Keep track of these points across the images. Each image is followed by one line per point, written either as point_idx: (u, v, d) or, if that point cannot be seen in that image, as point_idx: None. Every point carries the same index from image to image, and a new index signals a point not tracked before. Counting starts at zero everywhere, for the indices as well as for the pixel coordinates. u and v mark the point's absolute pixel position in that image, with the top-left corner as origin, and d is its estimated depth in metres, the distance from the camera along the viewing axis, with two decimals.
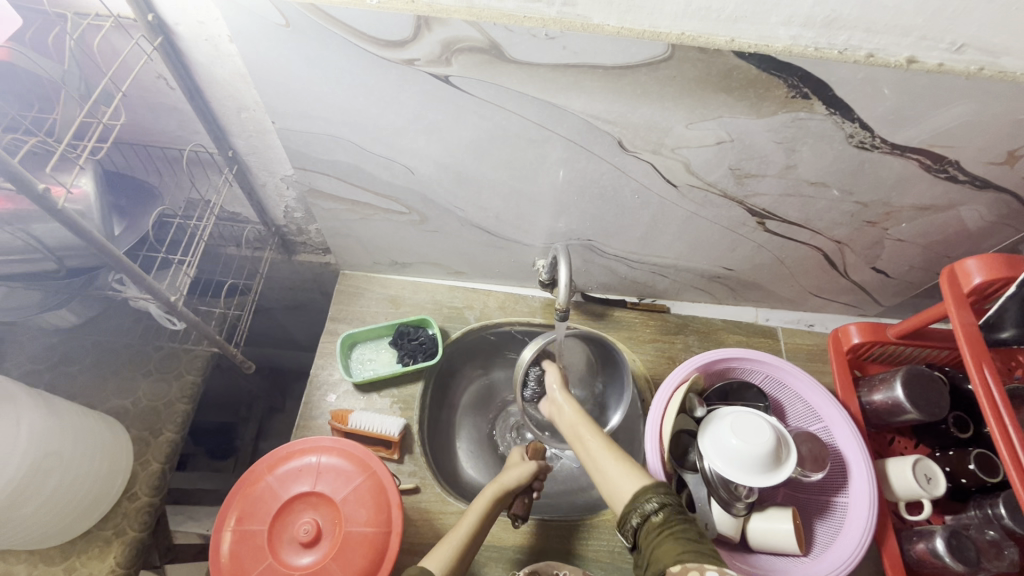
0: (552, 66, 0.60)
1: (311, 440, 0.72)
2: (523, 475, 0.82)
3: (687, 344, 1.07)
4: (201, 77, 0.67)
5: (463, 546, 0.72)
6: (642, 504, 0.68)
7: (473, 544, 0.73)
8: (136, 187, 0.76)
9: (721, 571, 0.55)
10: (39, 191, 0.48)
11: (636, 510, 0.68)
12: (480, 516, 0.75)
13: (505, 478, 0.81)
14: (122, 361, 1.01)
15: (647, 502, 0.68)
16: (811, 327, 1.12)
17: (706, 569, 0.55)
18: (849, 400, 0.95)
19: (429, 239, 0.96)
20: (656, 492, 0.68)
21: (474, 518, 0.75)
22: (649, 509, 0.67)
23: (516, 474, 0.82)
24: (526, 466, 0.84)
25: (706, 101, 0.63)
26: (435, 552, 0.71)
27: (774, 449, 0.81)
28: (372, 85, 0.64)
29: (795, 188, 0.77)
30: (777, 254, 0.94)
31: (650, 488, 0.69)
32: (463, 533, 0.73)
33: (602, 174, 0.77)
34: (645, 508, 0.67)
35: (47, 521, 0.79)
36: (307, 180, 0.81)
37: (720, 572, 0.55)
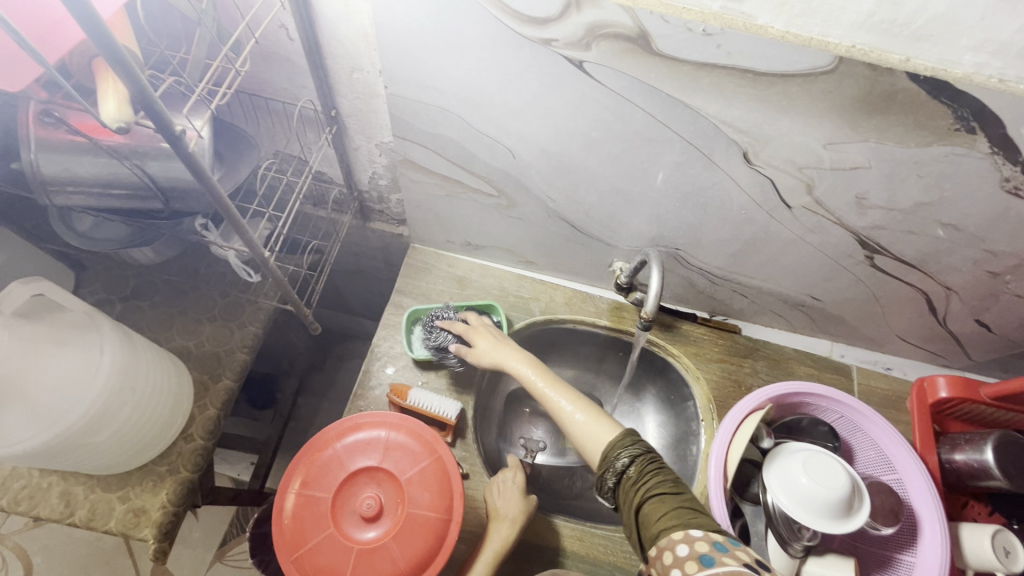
0: (699, 65, 0.56)
1: (379, 414, 0.71)
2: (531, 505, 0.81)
3: (755, 370, 1.03)
4: (323, 33, 0.65)
5: None
6: (614, 460, 0.65)
7: None
8: (237, 135, 0.76)
9: (689, 536, 0.54)
10: (176, 132, 0.47)
11: (611, 468, 0.65)
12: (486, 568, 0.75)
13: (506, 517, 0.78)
14: (189, 303, 1.02)
15: (619, 458, 0.65)
16: (888, 370, 1.06)
17: (677, 541, 0.54)
18: (927, 455, 0.89)
19: (510, 224, 0.93)
20: (626, 445, 0.66)
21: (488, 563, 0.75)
22: (621, 464, 0.65)
23: (518, 509, 0.79)
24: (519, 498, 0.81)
25: (857, 121, 0.58)
26: None
27: (847, 495, 0.77)
28: (499, 62, 0.61)
29: (921, 226, 0.71)
30: (875, 291, 0.88)
31: (627, 438, 0.66)
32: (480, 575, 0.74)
33: (713, 183, 0.72)
34: (619, 464, 0.65)
35: (113, 452, 0.81)
36: (403, 150, 0.79)
37: (688, 535, 0.54)
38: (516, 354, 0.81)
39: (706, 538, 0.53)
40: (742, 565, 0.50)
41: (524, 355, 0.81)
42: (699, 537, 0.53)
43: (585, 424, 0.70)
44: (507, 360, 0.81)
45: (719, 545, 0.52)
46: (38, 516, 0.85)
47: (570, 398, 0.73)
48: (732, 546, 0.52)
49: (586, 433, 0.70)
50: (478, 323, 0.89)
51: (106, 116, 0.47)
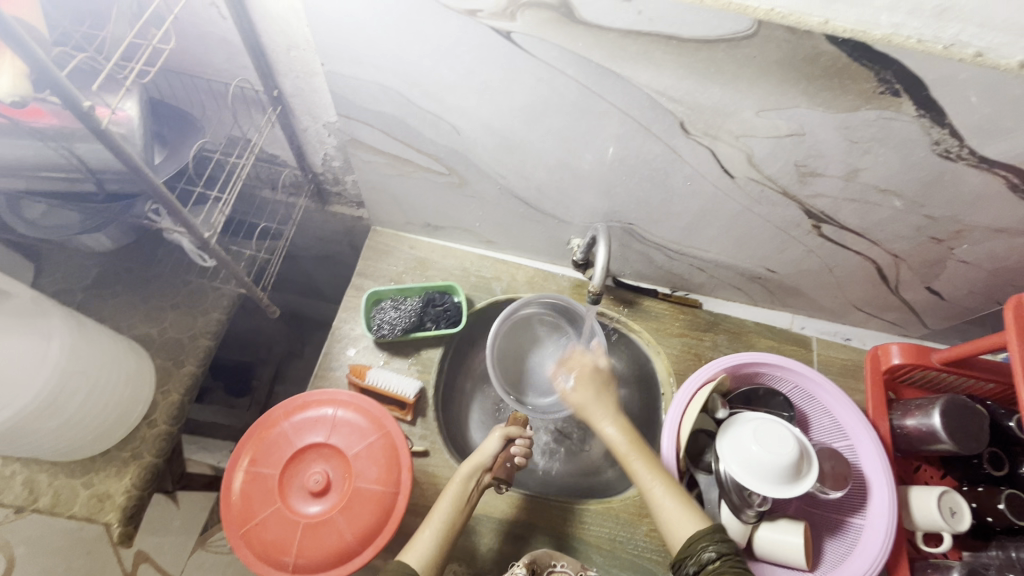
0: (623, 32, 0.56)
1: (328, 392, 0.72)
2: (495, 443, 0.80)
3: (715, 343, 1.04)
4: (254, 9, 0.64)
5: (441, 537, 0.72)
6: (699, 551, 0.68)
7: (452, 529, 0.74)
8: (180, 117, 0.76)
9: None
10: (84, 109, 0.47)
11: (693, 557, 0.69)
12: (453, 508, 0.75)
13: (475, 456, 0.80)
14: (150, 291, 1.02)
15: (705, 549, 0.68)
16: (848, 341, 1.07)
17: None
18: (879, 421, 0.91)
19: (465, 203, 0.93)
20: (712, 540, 0.69)
21: (450, 507, 0.75)
22: (706, 556, 0.68)
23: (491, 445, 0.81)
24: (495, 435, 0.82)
25: (784, 88, 0.58)
26: (413, 544, 0.72)
27: (796, 461, 0.78)
28: (428, 35, 0.61)
29: (861, 193, 0.72)
30: (827, 261, 0.89)
31: (708, 533, 0.70)
32: (442, 520, 0.74)
33: (656, 155, 0.73)
34: (704, 556, 0.68)
35: (69, 439, 0.82)
36: (349, 129, 0.79)
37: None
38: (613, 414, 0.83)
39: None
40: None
41: (621, 423, 0.82)
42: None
43: (668, 509, 0.73)
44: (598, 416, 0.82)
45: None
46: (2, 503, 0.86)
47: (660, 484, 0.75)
48: None
49: (668, 518, 0.73)
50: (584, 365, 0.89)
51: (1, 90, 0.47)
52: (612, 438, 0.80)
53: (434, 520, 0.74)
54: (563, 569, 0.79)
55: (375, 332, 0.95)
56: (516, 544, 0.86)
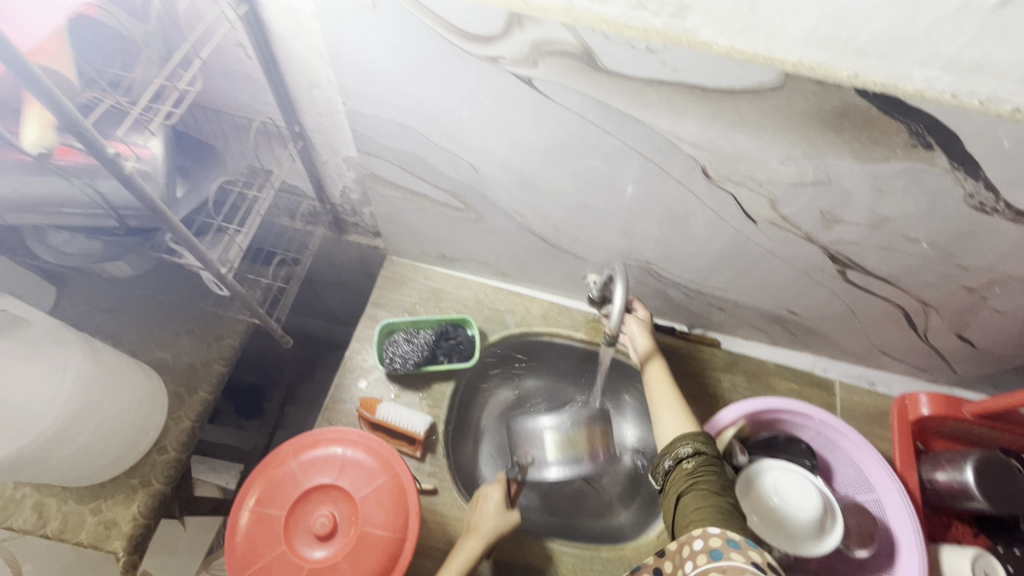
0: (646, 81, 0.55)
1: (338, 431, 0.71)
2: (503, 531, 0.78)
3: (734, 384, 1.01)
4: (280, 51, 0.65)
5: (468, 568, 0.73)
6: (678, 448, 0.73)
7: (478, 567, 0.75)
8: (203, 151, 0.77)
9: (706, 532, 0.60)
10: (109, 155, 0.48)
11: (672, 453, 0.74)
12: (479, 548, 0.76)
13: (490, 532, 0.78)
14: (166, 316, 1.02)
15: (683, 446, 0.73)
16: (872, 386, 1.04)
17: (695, 536, 0.61)
18: (908, 475, 0.86)
19: (481, 237, 0.93)
20: (692, 441, 0.73)
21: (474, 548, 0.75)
22: (683, 453, 0.72)
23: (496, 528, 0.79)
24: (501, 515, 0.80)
25: (810, 138, 0.57)
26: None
27: (818, 516, 0.75)
28: (450, 80, 0.61)
29: (889, 241, 0.70)
30: (851, 306, 0.86)
31: (690, 436, 0.74)
32: (468, 556, 0.75)
33: (676, 198, 0.72)
34: (681, 451, 0.72)
35: (79, 467, 0.81)
36: (369, 164, 0.79)
37: (707, 532, 0.60)
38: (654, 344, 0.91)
39: (722, 534, 0.59)
40: (750, 563, 0.55)
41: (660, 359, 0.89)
42: (715, 534, 0.59)
43: (669, 417, 0.80)
44: (642, 340, 0.91)
45: (732, 543, 0.58)
46: (11, 527, 0.86)
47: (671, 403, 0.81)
48: (747, 547, 0.57)
49: (662, 426, 0.79)
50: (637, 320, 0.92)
51: (28, 141, 0.52)
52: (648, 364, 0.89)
53: (461, 555, 0.75)
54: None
55: (387, 366, 0.94)
56: None
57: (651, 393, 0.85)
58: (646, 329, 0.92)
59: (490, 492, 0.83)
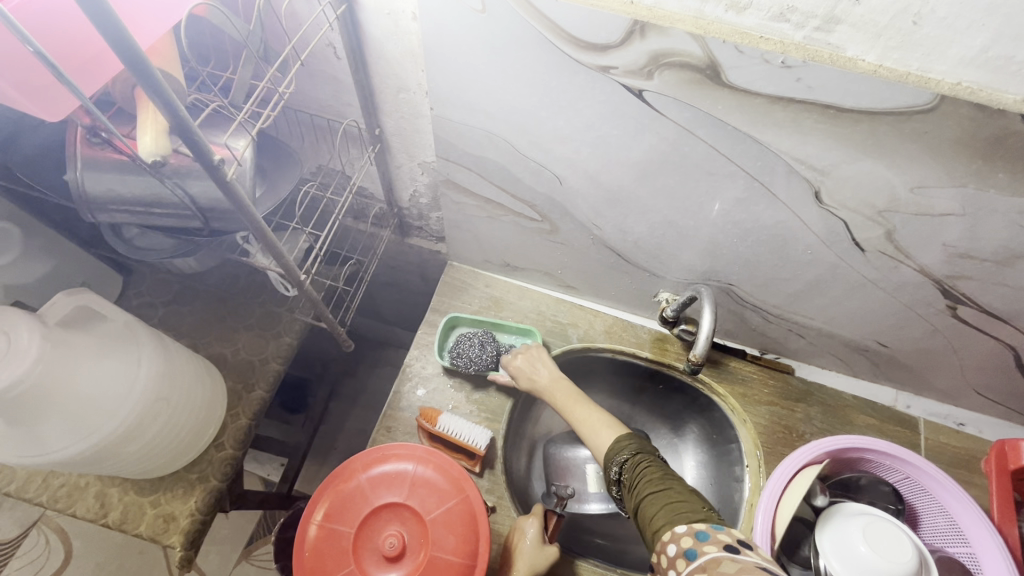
0: (773, 98, 0.51)
1: (407, 447, 0.69)
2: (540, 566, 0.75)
3: (808, 416, 0.95)
4: (371, 52, 0.63)
5: None
6: (610, 467, 0.71)
7: None
8: (282, 153, 0.76)
9: (675, 534, 0.55)
10: (214, 161, 0.47)
11: (610, 476, 0.71)
12: None
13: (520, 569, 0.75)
14: (228, 312, 1.02)
15: (614, 464, 0.70)
16: (960, 427, 0.96)
17: (667, 542, 0.56)
18: (1007, 529, 0.79)
19: (552, 248, 0.89)
20: (623, 449, 0.71)
21: None
22: (617, 472, 0.70)
23: (533, 561, 0.75)
24: (539, 550, 0.76)
25: (954, 166, 0.51)
26: None
27: (914, 572, 0.69)
28: (551, 88, 0.57)
29: (1018, 279, 0.63)
30: (953, 343, 0.80)
31: (617, 447, 0.71)
32: None
33: (778, 221, 0.67)
34: (614, 471, 0.70)
35: (145, 462, 0.81)
36: (446, 171, 0.77)
37: (676, 534, 0.55)
38: (547, 364, 0.88)
39: (691, 530, 0.55)
40: (722, 548, 0.51)
41: (558, 377, 0.86)
42: (684, 533, 0.55)
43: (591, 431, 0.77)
44: (545, 374, 0.86)
45: (701, 535, 0.53)
46: (73, 514, 0.87)
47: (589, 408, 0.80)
48: (715, 531, 0.53)
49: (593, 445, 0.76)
50: (525, 349, 0.91)
51: (144, 149, 0.49)
52: (554, 393, 0.84)
53: None
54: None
55: (450, 361, 0.93)
56: None
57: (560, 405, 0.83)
58: (535, 356, 0.89)
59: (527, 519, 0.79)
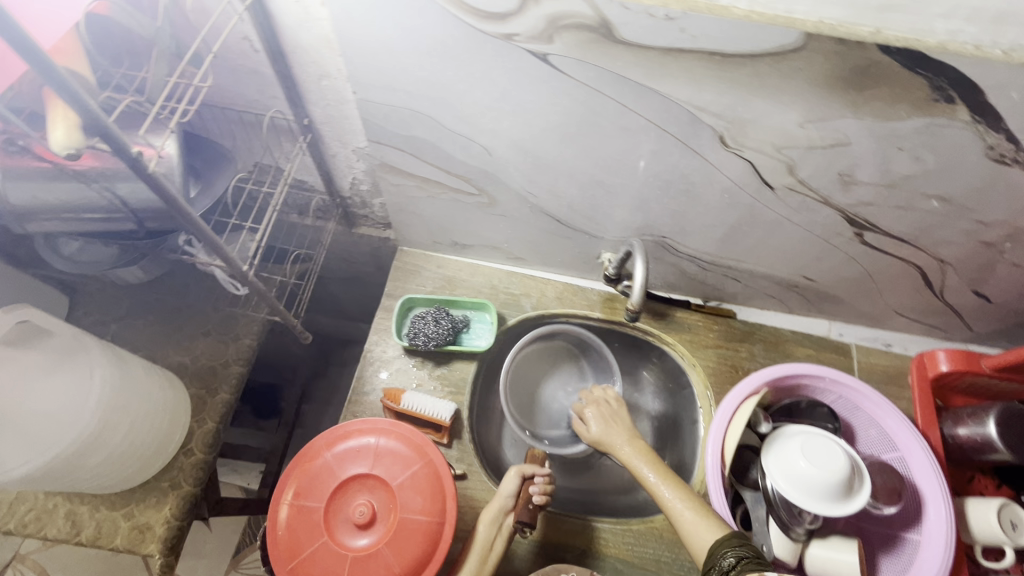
0: (664, 50, 0.55)
1: (370, 421, 0.71)
2: (509, 486, 0.79)
3: (751, 354, 1.02)
4: (286, 42, 0.64)
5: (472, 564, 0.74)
6: (719, 559, 0.66)
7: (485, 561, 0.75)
8: (213, 150, 0.76)
9: None
10: (133, 154, 0.48)
11: (715, 566, 0.66)
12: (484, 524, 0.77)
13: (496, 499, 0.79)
14: (183, 320, 1.02)
15: (724, 556, 0.66)
16: (889, 347, 1.05)
17: None
18: (930, 431, 0.88)
19: (494, 221, 0.92)
20: (731, 547, 0.67)
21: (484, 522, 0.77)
22: (726, 563, 0.66)
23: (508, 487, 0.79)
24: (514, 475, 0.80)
25: (831, 99, 0.57)
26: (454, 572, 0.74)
27: (847, 476, 0.76)
28: (464, 60, 0.60)
29: (909, 200, 0.70)
30: (869, 268, 0.87)
31: (726, 542, 0.68)
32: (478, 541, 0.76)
33: (693, 169, 0.71)
34: (723, 562, 0.66)
35: (112, 472, 0.82)
36: (380, 154, 0.79)
37: None
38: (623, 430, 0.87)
39: None
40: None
41: (633, 440, 0.85)
42: None
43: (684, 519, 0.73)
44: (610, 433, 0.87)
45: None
46: (45, 537, 0.87)
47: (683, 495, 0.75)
48: None
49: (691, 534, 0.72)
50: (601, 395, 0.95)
51: (55, 143, 0.49)
52: (620, 450, 0.84)
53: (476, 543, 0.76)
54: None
55: (408, 340, 0.95)
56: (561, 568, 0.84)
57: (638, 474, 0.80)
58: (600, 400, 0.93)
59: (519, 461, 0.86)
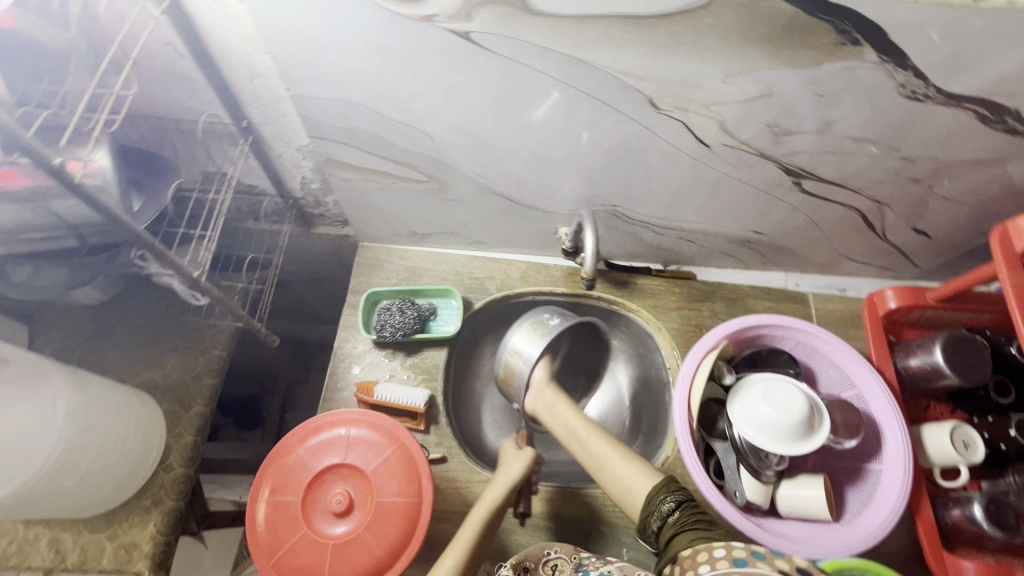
0: (580, 18, 0.56)
1: (339, 413, 0.72)
2: (523, 467, 0.80)
3: (713, 312, 1.05)
4: (211, 43, 0.64)
5: (475, 539, 0.71)
6: (659, 506, 0.73)
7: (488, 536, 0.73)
8: (151, 159, 0.75)
9: (730, 544, 0.57)
10: (56, 165, 0.48)
11: (655, 513, 0.73)
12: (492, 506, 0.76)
13: (506, 477, 0.79)
14: (148, 338, 1.01)
15: (663, 504, 0.73)
16: (843, 292, 1.09)
17: (717, 546, 0.58)
18: (884, 366, 0.92)
19: (448, 207, 0.93)
20: (666, 492, 0.74)
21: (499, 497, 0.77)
22: (665, 509, 0.72)
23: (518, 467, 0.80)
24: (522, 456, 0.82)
25: (746, 51, 0.59)
26: (448, 552, 0.71)
27: (806, 415, 0.80)
28: (389, 46, 0.61)
29: (838, 144, 0.72)
30: (812, 216, 0.90)
31: (662, 488, 0.74)
32: (477, 519, 0.74)
33: (631, 135, 0.73)
34: (663, 508, 0.72)
35: (88, 495, 0.82)
36: (324, 149, 0.79)
37: (730, 544, 0.57)
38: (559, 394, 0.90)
39: (747, 546, 0.56)
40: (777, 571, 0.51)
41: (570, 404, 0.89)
42: (738, 545, 0.56)
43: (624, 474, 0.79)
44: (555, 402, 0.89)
45: (758, 554, 0.54)
46: (29, 567, 0.86)
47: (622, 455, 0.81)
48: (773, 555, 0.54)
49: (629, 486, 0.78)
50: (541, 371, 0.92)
51: None
52: (563, 414, 0.88)
53: (470, 523, 0.73)
54: (557, 555, 0.73)
55: (377, 334, 0.96)
56: (547, 536, 0.86)
57: (580, 437, 0.85)
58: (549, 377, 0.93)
59: (507, 441, 0.86)
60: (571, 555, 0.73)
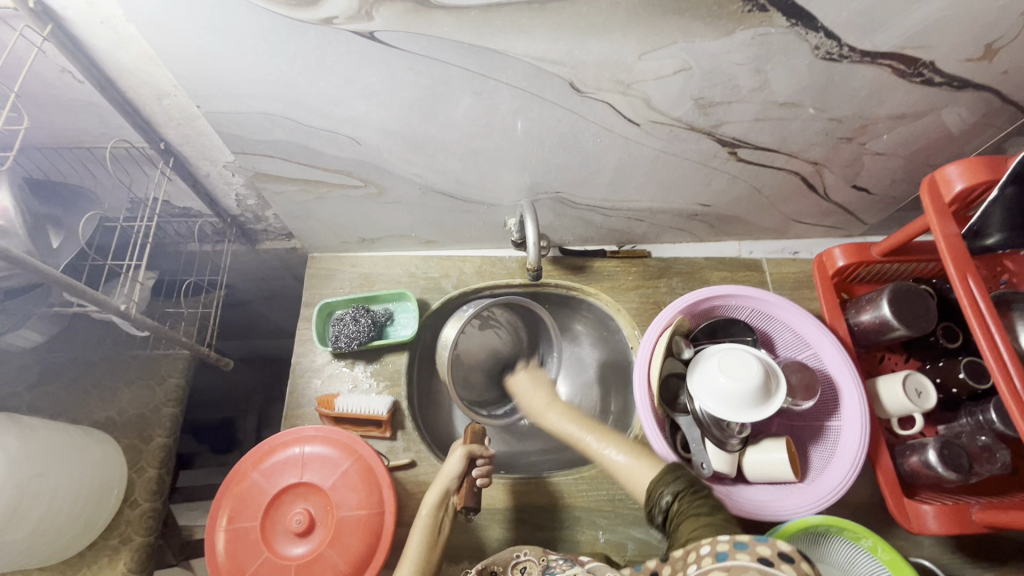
0: (483, 8, 0.54)
1: (293, 432, 0.71)
2: (454, 467, 0.77)
3: (671, 287, 1.05)
4: (109, 66, 0.61)
5: (427, 539, 0.73)
6: (657, 499, 0.69)
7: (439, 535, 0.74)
8: (67, 195, 0.74)
9: (714, 537, 0.55)
10: None
11: (655, 506, 0.69)
12: (433, 506, 0.75)
13: (440, 479, 0.77)
14: (97, 375, 0.98)
15: (661, 496, 0.69)
16: (796, 255, 1.11)
17: (701, 541, 0.56)
18: (837, 324, 0.93)
19: (391, 210, 0.92)
20: (664, 484, 0.70)
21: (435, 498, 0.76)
22: (665, 502, 0.69)
23: (453, 470, 0.77)
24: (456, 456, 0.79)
25: (657, 26, 0.58)
26: (403, 557, 0.72)
27: (763, 381, 0.80)
28: (293, 53, 0.59)
29: (766, 111, 0.72)
30: (754, 184, 0.90)
31: (659, 482, 0.71)
32: (425, 519, 0.74)
33: (560, 121, 0.72)
34: (661, 502, 0.69)
35: (46, 544, 0.79)
36: (250, 164, 0.77)
37: (715, 538, 0.55)
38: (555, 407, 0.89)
39: (730, 539, 0.54)
40: (757, 561, 0.51)
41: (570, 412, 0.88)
42: (722, 538, 0.55)
43: (627, 467, 0.76)
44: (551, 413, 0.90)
45: (740, 545, 0.53)
46: None
47: (611, 438, 0.80)
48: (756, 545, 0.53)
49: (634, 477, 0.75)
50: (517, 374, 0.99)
51: None
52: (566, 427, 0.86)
53: (421, 524, 0.74)
54: (527, 558, 0.74)
55: (333, 346, 0.94)
56: (522, 528, 0.87)
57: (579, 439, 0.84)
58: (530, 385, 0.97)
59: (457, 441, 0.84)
60: (540, 557, 0.74)
